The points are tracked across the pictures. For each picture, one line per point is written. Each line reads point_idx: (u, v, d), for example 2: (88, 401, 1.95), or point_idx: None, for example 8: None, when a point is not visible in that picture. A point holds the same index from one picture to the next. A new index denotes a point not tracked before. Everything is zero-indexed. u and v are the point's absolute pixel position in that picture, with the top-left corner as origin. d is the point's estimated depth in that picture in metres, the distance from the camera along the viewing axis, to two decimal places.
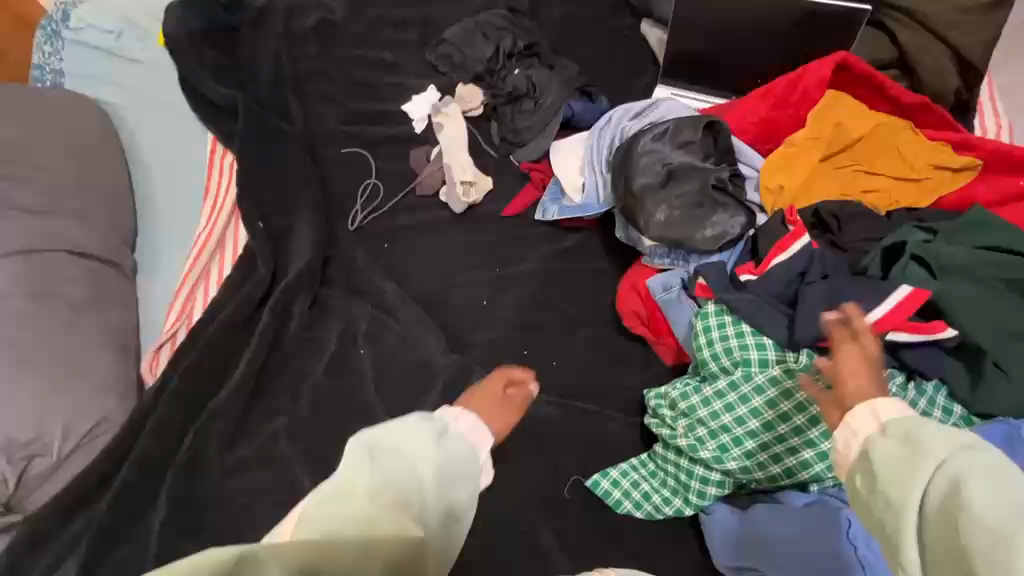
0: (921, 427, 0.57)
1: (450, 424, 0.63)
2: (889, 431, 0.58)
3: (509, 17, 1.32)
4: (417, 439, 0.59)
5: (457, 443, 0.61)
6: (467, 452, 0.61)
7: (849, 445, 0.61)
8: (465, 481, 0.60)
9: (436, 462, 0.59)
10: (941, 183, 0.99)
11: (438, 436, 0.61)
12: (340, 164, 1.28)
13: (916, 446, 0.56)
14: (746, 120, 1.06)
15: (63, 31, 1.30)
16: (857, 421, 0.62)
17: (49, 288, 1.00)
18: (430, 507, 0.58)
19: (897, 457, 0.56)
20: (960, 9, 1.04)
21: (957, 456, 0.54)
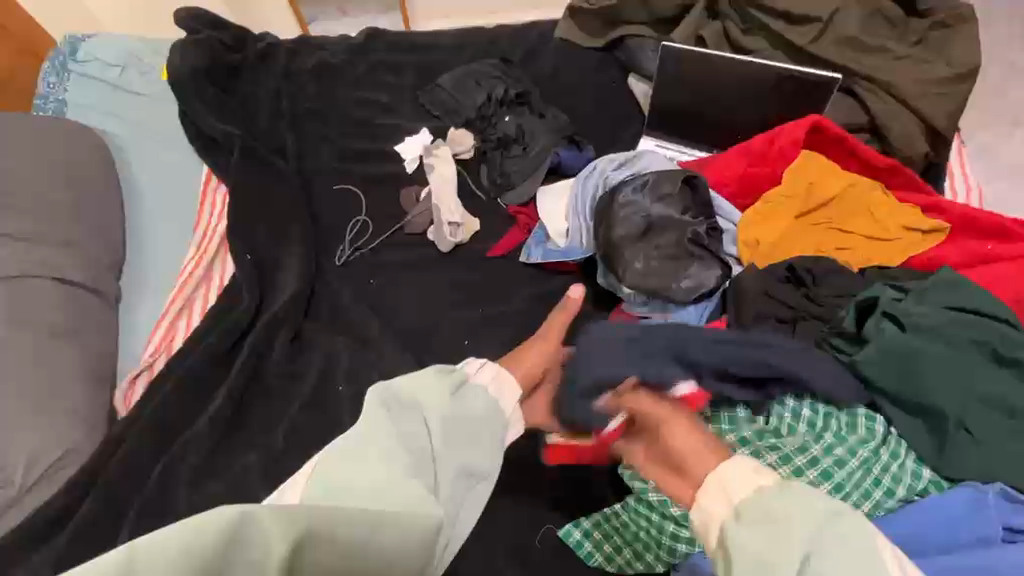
0: (784, 506, 0.55)
1: (470, 376, 0.76)
2: (746, 516, 0.55)
3: (502, 66, 1.37)
4: (436, 388, 0.72)
5: (474, 397, 0.74)
6: (482, 406, 0.74)
7: (708, 527, 0.58)
8: (481, 431, 0.72)
9: (456, 413, 0.71)
10: (911, 244, 1.02)
11: (453, 390, 0.73)
12: (331, 199, 1.31)
13: (772, 529, 0.54)
14: (725, 175, 1.10)
15: (70, 63, 1.34)
16: (710, 501, 0.58)
17: (24, 316, 1.00)
18: (449, 454, 0.68)
19: (755, 544, 0.53)
20: (925, 82, 1.11)
21: (816, 538, 0.53)
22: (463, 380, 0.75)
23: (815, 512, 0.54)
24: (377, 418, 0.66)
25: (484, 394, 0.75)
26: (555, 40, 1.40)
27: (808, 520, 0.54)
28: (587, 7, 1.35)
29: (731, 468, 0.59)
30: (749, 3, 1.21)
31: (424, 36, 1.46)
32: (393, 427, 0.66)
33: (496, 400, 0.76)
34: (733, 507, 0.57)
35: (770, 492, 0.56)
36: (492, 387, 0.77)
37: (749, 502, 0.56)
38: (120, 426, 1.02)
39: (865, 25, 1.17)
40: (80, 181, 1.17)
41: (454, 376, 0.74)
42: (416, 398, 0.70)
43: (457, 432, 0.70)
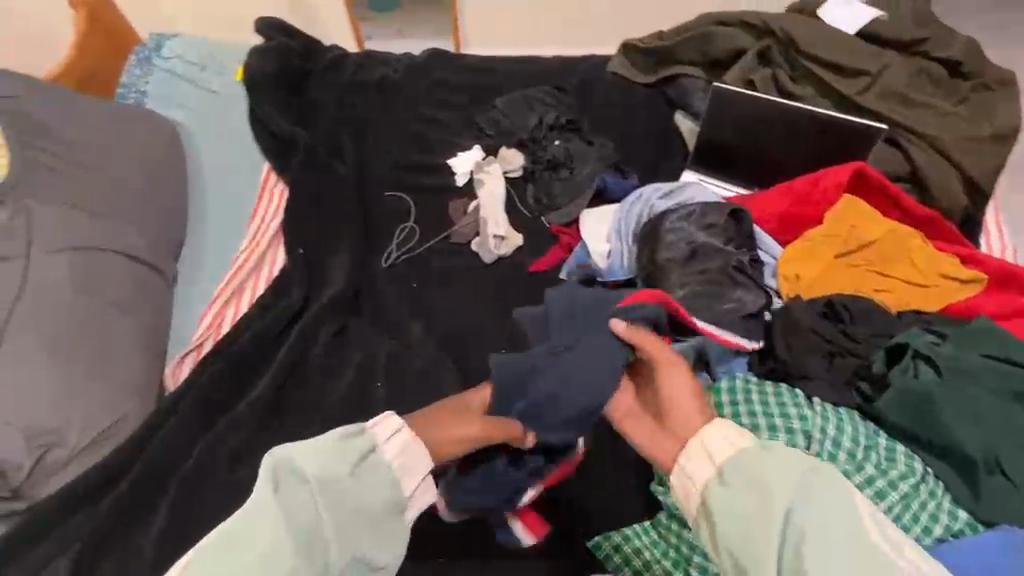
0: (765, 466, 0.64)
1: (378, 447, 0.71)
2: (726, 475, 0.65)
3: (555, 94, 1.45)
4: (336, 462, 0.68)
5: (376, 475, 0.70)
6: (383, 488, 0.70)
7: (689, 493, 0.68)
8: (380, 515, 0.69)
9: (353, 495, 0.68)
10: (949, 291, 1.04)
11: (355, 462, 0.69)
12: (382, 204, 1.37)
13: (755, 489, 0.63)
14: (768, 211, 1.14)
15: (155, 58, 1.43)
16: (693, 463, 0.68)
17: (93, 285, 1.04)
18: (341, 541, 0.67)
19: (739, 502, 0.63)
20: (968, 139, 1.18)
21: (798, 493, 0.62)
22: (371, 447, 0.71)
23: (794, 472, 0.63)
24: (263, 500, 0.65)
25: (389, 471, 0.71)
26: (607, 74, 1.49)
27: (789, 481, 0.62)
28: (641, 45, 1.45)
29: (711, 433, 0.68)
30: (801, 53, 1.31)
31: (482, 62, 1.54)
32: (281, 511, 0.64)
33: (398, 477, 0.71)
34: (715, 469, 0.66)
35: (748, 453, 0.65)
36: (400, 460, 0.72)
37: (729, 465, 0.65)
38: (168, 401, 1.04)
39: (911, 84, 1.25)
40: (155, 164, 1.22)
41: (358, 445, 0.70)
42: (309, 473, 0.67)
43: (352, 515, 0.68)
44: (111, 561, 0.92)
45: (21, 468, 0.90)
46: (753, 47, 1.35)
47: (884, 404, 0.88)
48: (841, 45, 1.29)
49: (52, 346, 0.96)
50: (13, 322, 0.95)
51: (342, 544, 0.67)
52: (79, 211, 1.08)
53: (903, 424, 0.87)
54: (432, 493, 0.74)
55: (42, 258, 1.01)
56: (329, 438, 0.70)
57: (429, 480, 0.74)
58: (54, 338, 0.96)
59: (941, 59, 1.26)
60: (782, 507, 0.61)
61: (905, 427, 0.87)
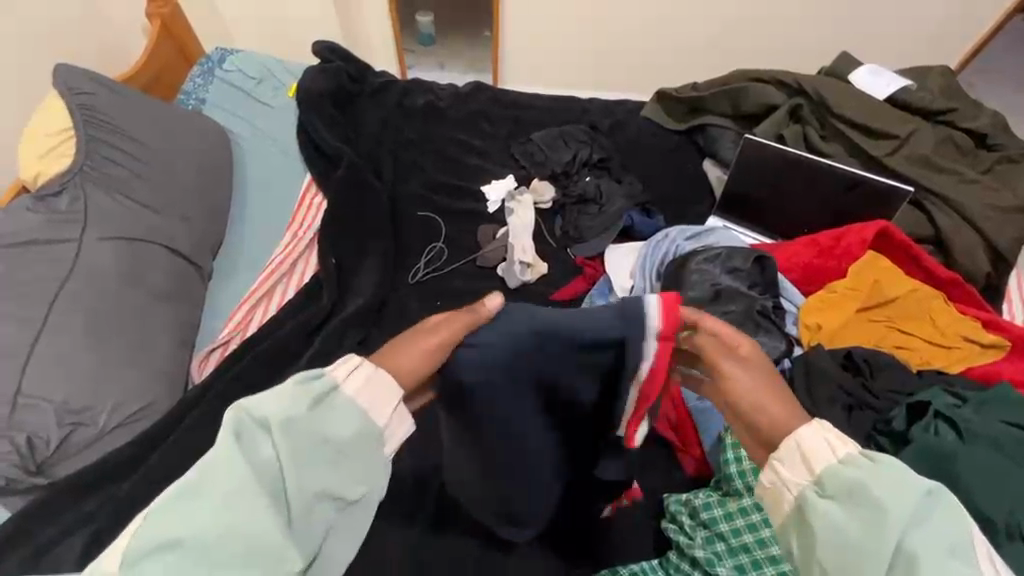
0: (870, 481, 0.57)
1: (343, 381, 0.61)
2: (823, 484, 0.59)
3: (590, 133, 1.51)
4: (295, 401, 0.58)
5: (339, 415, 0.60)
6: (348, 428, 0.59)
7: (776, 490, 0.63)
8: (348, 454, 0.59)
9: (313, 437, 0.58)
10: (970, 354, 1.05)
11: (312, 401, 0.59)
12: (414, 222, 1.41)
13: (860, 504, 0.56)
14: (791, 260, 1.17)
15: (217, 69, 1.53)
16: (787, 468, 0.61)
17: (137, 274, 1.08)
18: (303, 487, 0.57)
19: (842, 516, 0.57)
20: (992, 208, 1.21)
21: (911, 518, 0.54)
22: (332, 386, 0.61)
23: (907, 494, 0.55)
24: (221, 453, 0.55)
25: (355, 407, 0.61)
26: (641, 118, 1.55)
27: (902, 501, 0.55)
28: (675, 93, 1.52)
29: (806, 433, 0.61)
30: (831, 113, 1.37)
31: (523, 97, 1.62)
32: (242, 462, 0.55)
33: (367, 410, 0.61)
34: (811, 474, 0.60)
35: (854, 463, 0.58)
36: (364, 396, 0.61)
37: (829, 475, 0.59)
38: (193, 392, 1.07)
39: (938, 151, 1.30)
40: (207, 167, 1.29)
41: (316, 386, 0.60)
42: (266, 418, 0.57)
43: (322, 455, 0.58)
44: None
45: (48, 445, 0.92)
46: (784, 104, 1.41)
47: (904, 459, 0.88)
48: (870, 109, 1.34)
49: (93, 328, 0.99)
50: (58, 301, 0.98)
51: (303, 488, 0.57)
52: (132, 203, 1.14)
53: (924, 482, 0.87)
54: (407, 423, 0.64)
55: (92, 244, 1.06)
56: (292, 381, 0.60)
57: (402, 411, 0.64)
58: (94, 320, 1.00)
59: (966, 130, 1.31)
60: (892, 531, 0.54)
61: None
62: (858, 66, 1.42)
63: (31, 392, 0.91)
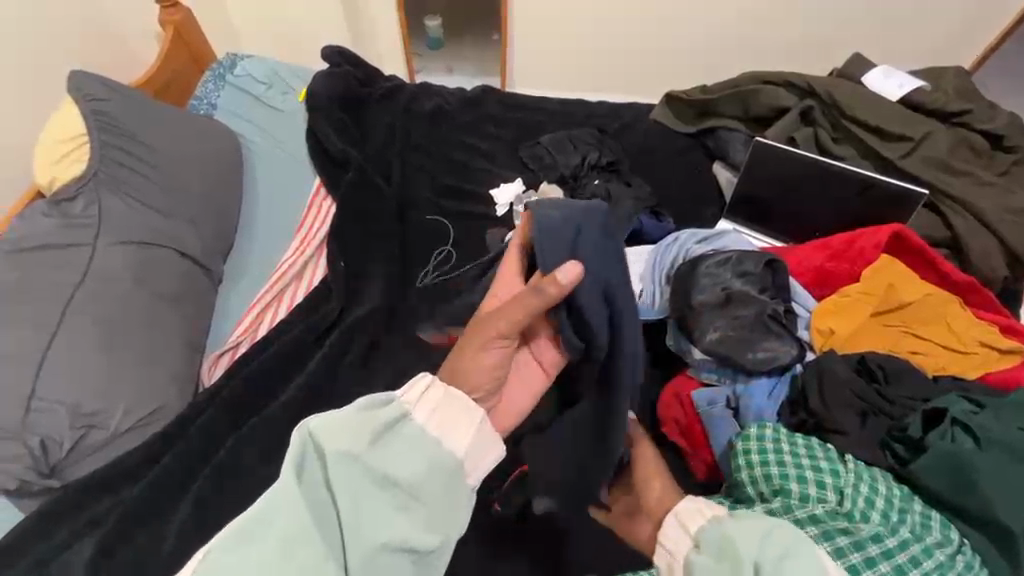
0: (733, 533, 0.63)
1: (412, 409, 0.64)
2: (701, 545, 0.65)
3: (598, 136, 1.50)
4: (359, 436, 0.60)
5: (402, 452, 0.62)
6: (417, 466, 0.61)
7: (670, 564, 0.68)
8: (415, 495, 0.61)
9: (379, 475, 0.60)
10: (988, 360, 1.03)
11: (377, 433, 0.61)
12: (422, 226, 1.41)
13: (727, 552, 0.62)
14: (802, 264, 1.16)
15: (228, 74, 1.54)
16: (672, 541, 0.68)
17: (149, 278, 1.09)
18: (368, 527, 0.59)
19: (714, 569, 0.62)
20: (1008, 211, 1.19)
21: (761, 550, 0.61)
22: (402, 415, 0.63)
23: (755, 532, 0.63)
24: (289, 486, 0.58)
25: (421, 442, 0.63)
26: (650, 121, 1.55)
27: (751, 542, 0.62)
28: (684, 96, 1.51)
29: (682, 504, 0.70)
30: (844, 116, 1.35)
31: (530, 101, 1.62)
32: (307, 499, 0.58)
33: (434, 446, 0.63)
34: (692, 540, 0.67)
35: (720, 521, 0.66)
36: (434, 426, 0.64)
37: (703, 535, 0.65)
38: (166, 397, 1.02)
39: (953, 152, 1.28)
40: (218, 171, 1.30)
41: (386, 415, 0.62)
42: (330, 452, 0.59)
43: (382, 499, 0.61)
44: (131, 547, 0.93)
45: (61, 447, 0.93)
46: (795, 107, 1.40)
47: (920, 466, 0.86)
48: (883, 111, 1.33)
49: (105, 332, 1.00)
50: (71, 305, 0.99)
51: (369, 530, 0.59)
52: (144, 209, 1.15)
53: (940, 489, 0.85)
54: (494, 451, 0.67)
55: (105, 249, 1.07)
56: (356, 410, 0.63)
57: (481, 446, 0.66)
58: (106, 324, 1.01)
59: (982, 131, 1.29)
60: (749, 565, 0.60)
61: (943, 495, 0.85)
62: (869, 68, 1.41)
63: (45, 396, 0.92)
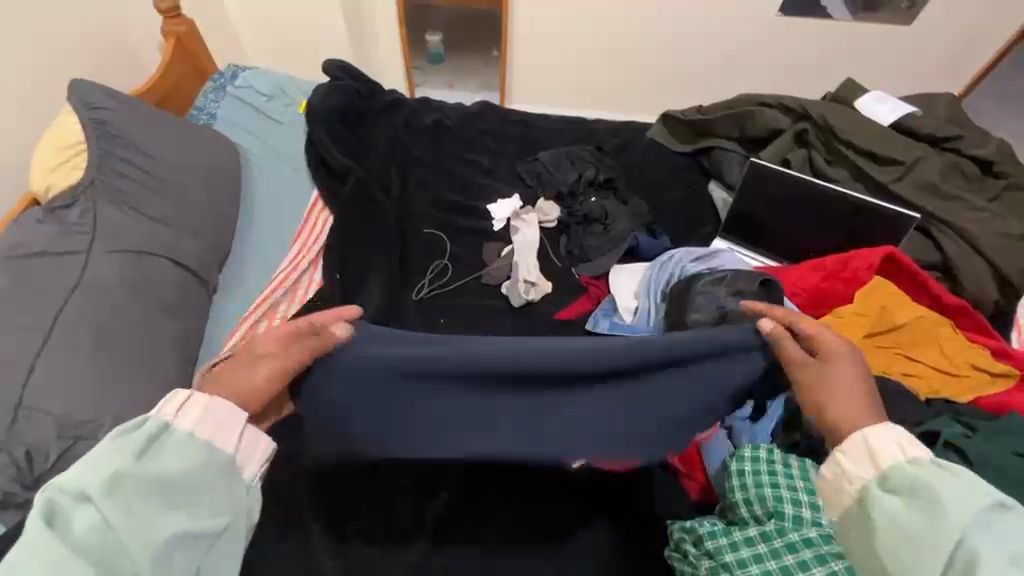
0: (940, 488, 0.63)
1: (174, 418, 0.63)
2: (889, 483, 0.67)
3: (596, 154, 1.52)
4: (120, 456, 0.58)
5: (171, 455, 0.61)
6: (183, 462, 0.61)
7: (843, 485, 0.71)
8: (196, 492, 0.61)
9: (149, 484, 0.58)
10: (980, 383, 1.04)
11: (140, 450, 0.59)
12: (419, 239, 1.41)
13: (922, 501, 0.64)
14: (797, 284, 1.16)
15: (229, 86, 1.55)
16: (853, 463, 0.70)
17: (144, 287, 1.09)
18: (145, 533, 0.57)
19: (902, 512, 0.65)
20: (999, 235, 1.20)
21: (972, 517, 0.61)
22: (162, 427, 0.62)
23: (971, 501, 0.62)
24: (33, 538, 0.53)
25: (190, 443, 0.62)
26: (647, 140, 1.57)
27: (964, 507, 0.61)
28: (681, 117, 1.54)
29: (878, 434, 0.70)
30: (837, 139, 1.37)
31: (530, 118, 1.64)
32: (59, 540, 0.53)
33: (210, 440, 0.64)
34: (879, 471, 0.68)
35: (923, 466, 0.66)
36: (203, 427, 0.63)
37: (895, 471, 0.67)
38: (94, 416, 0.93)
39: (945, 177, 1.29)
40: (215, 182, 1.30)
41: (143, 431, 0.61)
42: (80, 490, 0.56)
43: (157, 504, 0.58)
44: None
45: (46, 458, 0.89)
46: (790, 129, 1.42)
47: None
48: (876, 135, 1.35)
49: (97, 341, 0.99)
50: (63, 312, 0.98)
51: (147, 535, 0.57)
52: (141, 216, 1.14)
53: None
54: (265, 440, 0.68)
55: (100, 257, 1.06)
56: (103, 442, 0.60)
57: (254, 434, 0.68)
58: (99, 333, 0.99)
59: (973, 157, 1.31)
60: (953, 527, 0.61)
61: None
62: (863, 93, 1.44)
63: (34, 404, 0.90)
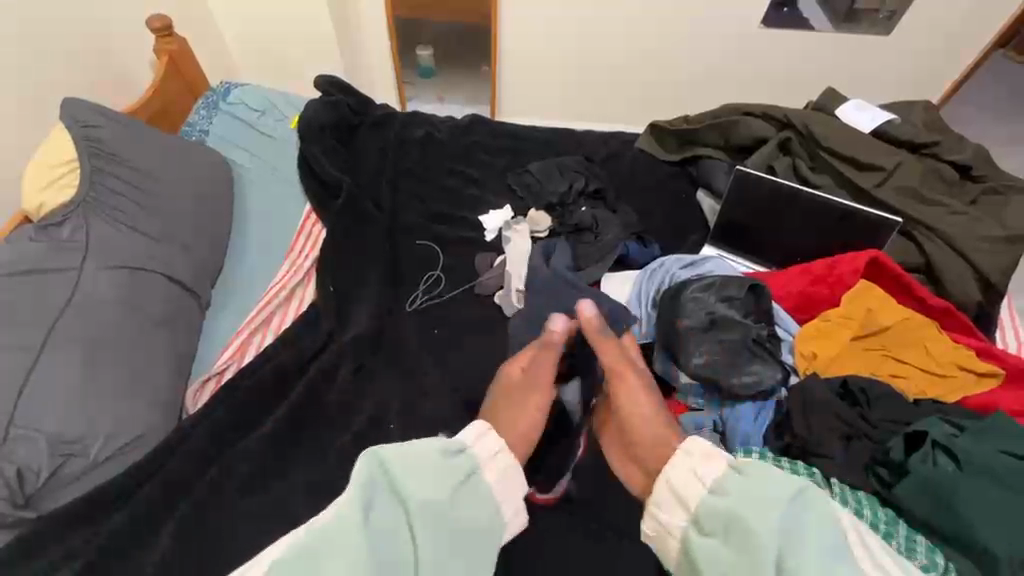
0: (743, 511, 0.67)
1: (470, 445, 0.79)
2: (709, 527, 0.70)
3: (585, 164, 1.54)
4: (437, 474, 0.73)
5: (474, 494, 0.76)
6: (476, 511, 0.74)
7: (663, 537, 0.76)
8: (461, 528, 0.73)
9: (444, 511, 0.72)
10: (965, 382, 1.06)
11: (457, 480, 0.74)
12: (411, 250, 1.42)
13: (727, 535, 0.68)
14: (785, 289, 1.19)
15: (221, 103, 1.56)
16: (664, 512, 0.76)
17: (137, 302, 1.08)
18: (434, 548, 0.70)
19: (718, 546, 0.68)
20: (978, 237, 1.23)
21: (779, 528, 0.65)
22: (473, 467, 0.77)
23: (769, 505, 0.67)
24: (354, 494, 0.69)
25: (488, 498, 0.77)
26: (635, 150, 1.60)
27: (768, 522, 0.66)
28: (668, 127, 1.57)
29: (675, 468, 0.76)
30: (819, 146, 1.40)
31: (520, 130, 1.67)
32: (367, 515, 0.68)
33: (501, 507, 0.78)
34: (690, 515, 0.73)
35: (717, 493, 0.71)
36: (498, 484, 0.78)
37: (701, 511, 0.71)
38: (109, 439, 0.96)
39: (924, 181, 1.33)
40: (206, 197, 1.31)
41: (461, 463, 0.76)
42: (403, 486, 0.71)
43: (438, 525, 0.71)
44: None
45: (37, 477, 0.90)
46: (774, 137, 1.45)
47: (904, 491, 0.87)
48: (858, 142, 1.38)
49: (89, 356, 0.98)
50: (56, 330, 0.98)
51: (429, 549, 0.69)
52: (132, 232, 1.14)
53: (926, 514, 0.86)
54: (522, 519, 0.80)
55: (92, 273, 1.06)
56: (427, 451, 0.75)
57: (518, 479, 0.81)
58: (90, 348, 0.99)
59: (951, 161, 1.34)
60: (769, 554, 0.64)
61: (924, 517, 0.86)
62: (843, 101, 1.47)
63: (26, 423, 0.89)
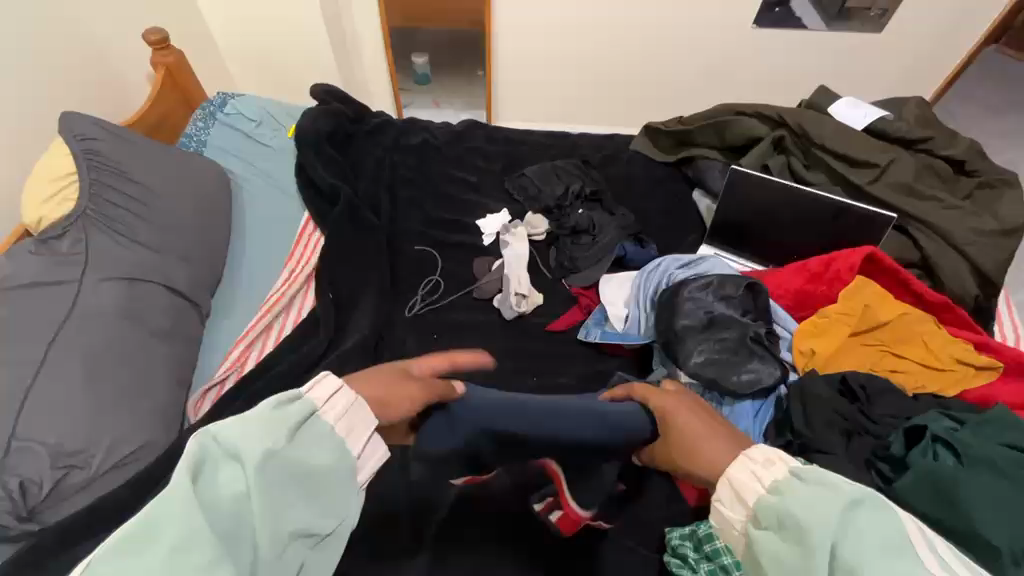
0: (796, 505, 0.55)
1: (320, 409, 0.61)
2: (763, 521, 0.57)
3: (581, 167, 1.55)
4: (272, 430, 0.55)
5: (319, 443, 0.58)
6: (328, 455, 0.58)
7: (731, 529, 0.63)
8: (324, 486, 0.57)
9: (295, 469, 0.55)
10: (964, 376, 1.06)
11: (293, 428, 0.57)
12: (410, 256, 1.43)
13: (791, 529, 0.54)
14: (782, 286, 1.20)
15: (218, 113, 1.57)
16: (729, 507, 0.63)
17: (137, 314, 1.09)
18: (283, 518, 0.53)
19: (778, 543, 0.55)
20: (974, 231, 1.24)
21: (837, 525, 0.51)
22: (312, 412, 0.60)
23: (827, 508, 0.52)
24: (175, 488, 0.49)
25: (333, 436, 0.60)
26: (631, 153, 1.61)
27: (823, 516, 0.52)
28: (663, 128, 1.58)
29: (737, 467, 0.63)
30: (813, 144, 1.41)
31: (515, 134, 1.68)
32: (201, 498, 0.50)
33: (345, 438, 0.61)
34: (751, 508, 0.60)
35: (778, 488, 0.57)
36: (344, 425, 0.61)
37: (761, 505, 0.58)
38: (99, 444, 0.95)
39: (919, 176, 1.33)
40: (206, 209, 1.32)
41: (295, 413, 0.58)
42: (236, 448, 0.53)
43: (296, 489, 0.55)
44: None
45: (39, 489, 0.90)
46: (769, 135, 1.46)
47: (903, 484, 0.87)
48: (853, 138, 1.39)
49: (89, 368, 0.98)
50: (56, 342, 0.98)
51: (281, 521, 0.53)
52: (131, 244, 1.15)
53: (925, 509, 0.85)
54: (380, 451, 0.63)
55: (92, 285, 1.07)
56: (259, 412, 0.57)
57: (376, 443, 0.63)
58: (89, 360, 0.99)
59: (945, 157, 1.35)
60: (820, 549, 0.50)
61: (927, 511, 0.85)
62: (836, 99, 1.48)
63: (26, 435, 0.89)
